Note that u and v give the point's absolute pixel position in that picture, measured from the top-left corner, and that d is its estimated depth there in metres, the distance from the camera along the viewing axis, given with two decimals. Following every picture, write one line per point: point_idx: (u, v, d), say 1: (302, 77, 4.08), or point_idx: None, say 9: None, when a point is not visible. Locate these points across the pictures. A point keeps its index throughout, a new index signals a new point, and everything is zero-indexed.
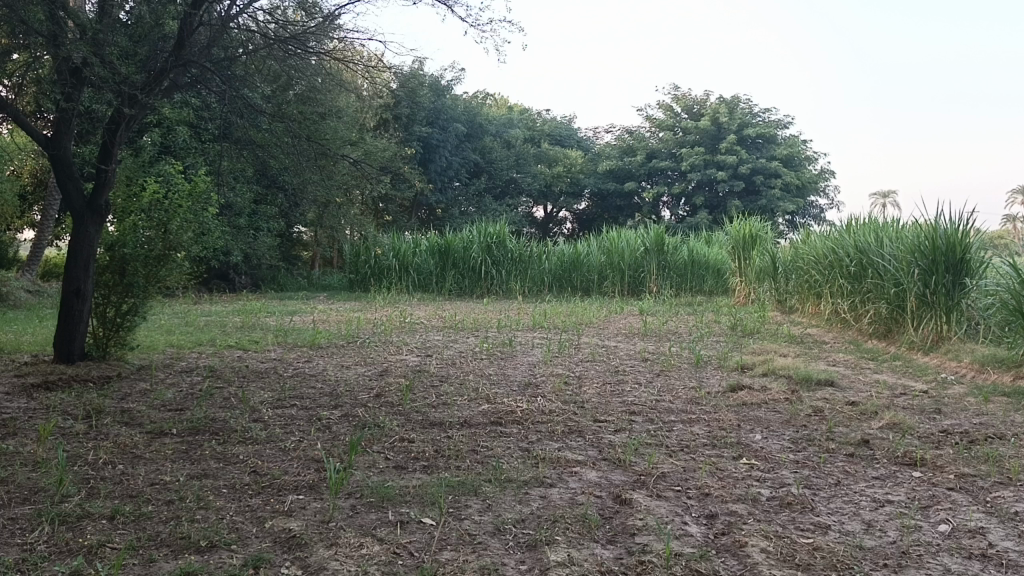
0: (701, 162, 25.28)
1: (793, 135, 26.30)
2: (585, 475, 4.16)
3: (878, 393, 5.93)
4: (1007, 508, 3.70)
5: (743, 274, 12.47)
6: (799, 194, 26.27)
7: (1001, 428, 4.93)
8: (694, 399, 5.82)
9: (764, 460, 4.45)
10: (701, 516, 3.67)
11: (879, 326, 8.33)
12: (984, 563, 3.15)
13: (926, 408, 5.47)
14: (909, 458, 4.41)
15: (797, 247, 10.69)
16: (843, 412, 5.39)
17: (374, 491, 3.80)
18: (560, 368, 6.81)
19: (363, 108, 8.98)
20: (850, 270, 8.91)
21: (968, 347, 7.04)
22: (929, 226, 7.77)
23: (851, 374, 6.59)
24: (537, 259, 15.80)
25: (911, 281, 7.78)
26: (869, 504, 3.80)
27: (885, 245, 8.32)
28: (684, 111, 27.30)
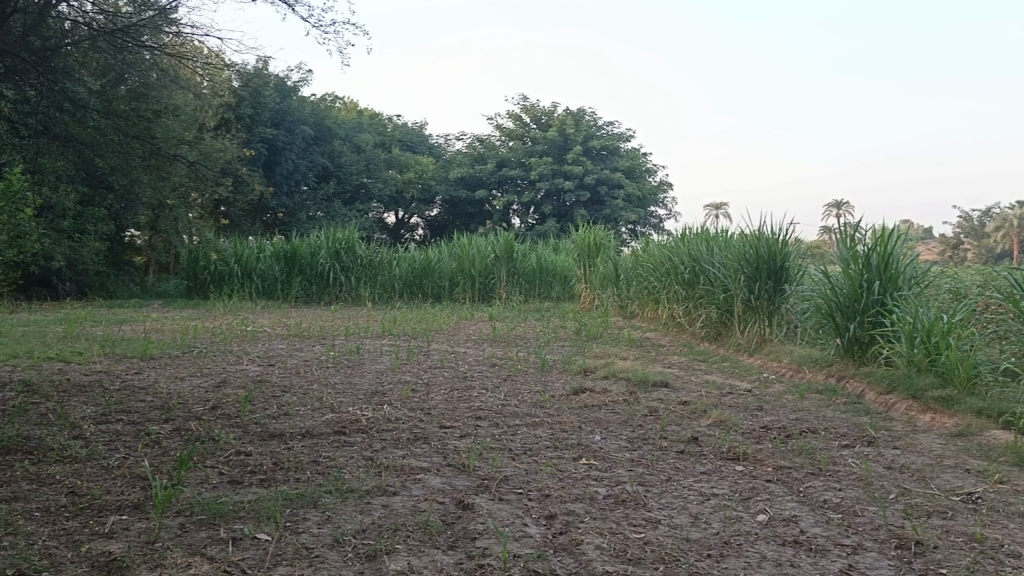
0: (549, 172, 25.91)
1: (635, 148, 27.49)
2: (428, 481, 4.16)
3: (708, 392, 6.29)
4: (817, 496, 4.02)
5: (587, 281, 12.88)
6: (641, 204, 27.46)
7: (813, 423, 5.35)
8: (539, 402, 5.95)
9: (602, 460, 4.61)
10: (541, 517, 3.75)
11: (709, 329, 8.82)
12: (796, 549, 3.39)
13: (749, 406, 5.85)
14: (733, 453, 4.71)
15: (637, 256, 11.18)
16: (676, 411, 5.68)
17: (205, 508, 3.63)
18: (408, 375, 6.78)
19: (201, 107, 8.62)
20: (684, 277, 9.43)
21: (787, 348, 7.59)
22: (753, 235, 8.36)
23: (684, 375, 6.95)
24: (387, 266, 15.67)
25: (737, 287, 8.34)
26: (696, 498, 4.02)
27: (715, 253, 8.87)
28: (533, 121, 27.92)
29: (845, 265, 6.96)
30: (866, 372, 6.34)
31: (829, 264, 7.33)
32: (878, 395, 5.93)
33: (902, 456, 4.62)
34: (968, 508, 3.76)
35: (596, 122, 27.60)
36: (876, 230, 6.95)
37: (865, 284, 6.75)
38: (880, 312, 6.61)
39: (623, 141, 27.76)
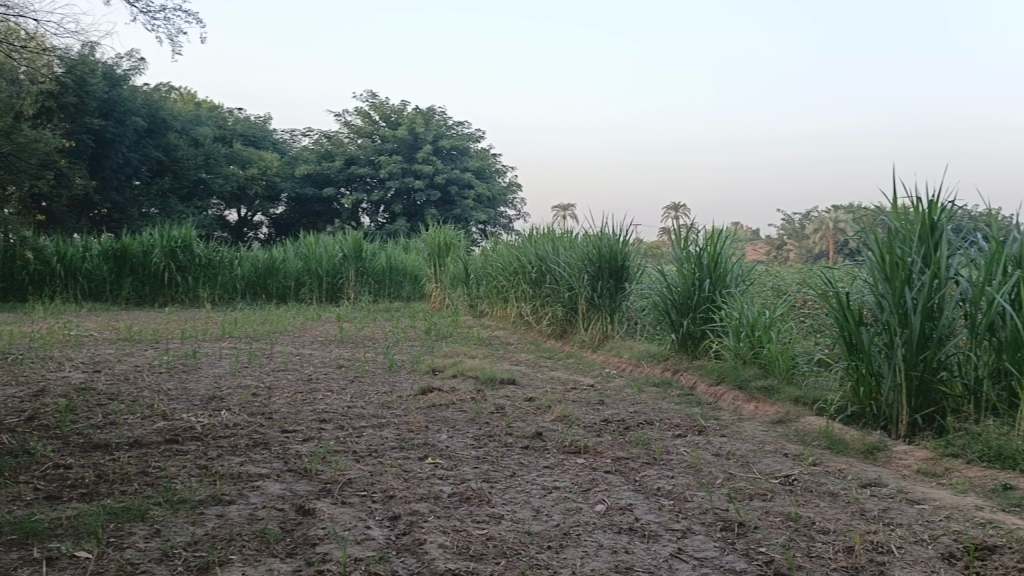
0: (399, 171, 25.69)
1: (484, 150, 27.81)
2: (268, 488, 4.03)
3: (553, 388, 6.45)
4: (652, 484, 4.21)
5: (437, 280, 12.88)
6: (490, 205, 27.79)
7: (650, 414, 5.60)
8: (386, 403, 5.90)
9: (448, 458, 4.63)
10: (384, 518, 3.71)
11: (555, 327, 9.04)
12: (631, 536, 3.54)
13: (591, 400, 6.06)
14: (575, 446, 4.85)
15: (487, 255, 11.31)
16: (521, 408, 5.78)
17: (16, 527, 3.34)
18: (249, 378, 6.54)
19: (13, 93, 7.93)
20: (531, 276, 9.63)
21: (628, 344, 7.89)
22: (595, 236, 8.66)
23: (530, 372, 7.08)
24: (227, 266, 15.05)
25: (581, 286, 8.60)
26: (539, 492, 4.11)
27: (561, 252, 9.12)
28: (383, 118, 27.60)
29: (679, 265, 7.33)
30: (698, 365, 6.70)
31: (664, 264, 7.70)
32: (709, 387, 6.28)
33: (729, 443, 4.91)
34: (785, 490, 4.05)
35: (446, 122, 27.68)
36: (706, 232, 7.37)
37: (696, 282, 7.16)
38: (709, 308, 7.03)
39: (473, 141, 27.98)
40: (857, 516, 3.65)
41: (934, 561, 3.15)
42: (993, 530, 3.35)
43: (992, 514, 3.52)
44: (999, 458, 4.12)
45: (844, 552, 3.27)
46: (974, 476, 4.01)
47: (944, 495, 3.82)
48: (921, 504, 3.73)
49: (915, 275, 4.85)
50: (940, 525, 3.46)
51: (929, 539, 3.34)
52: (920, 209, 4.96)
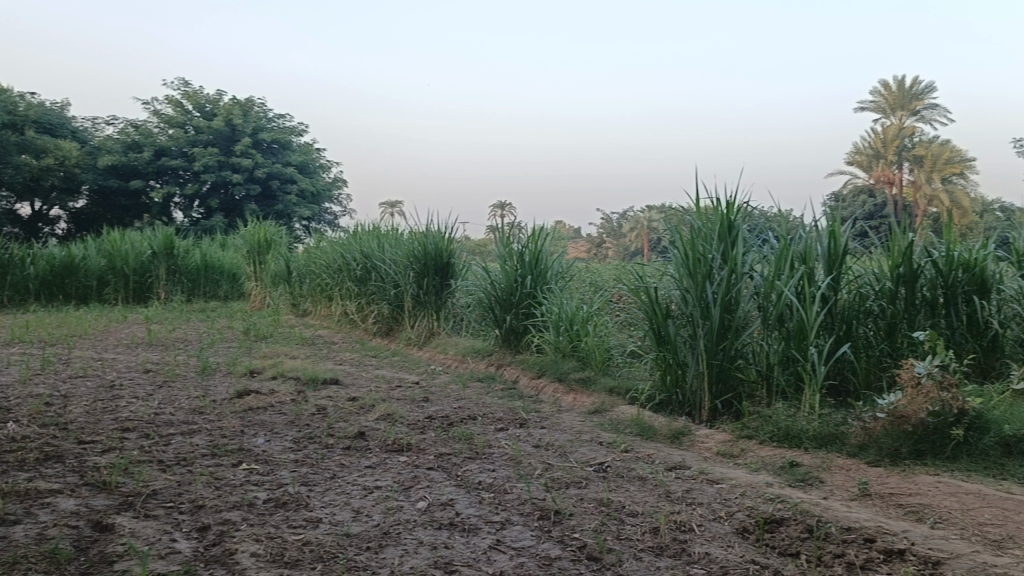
0: (215, 163, 24.46)
1: (307, 144, 27.06)
2: (61, 505, 3.70)
3: (376, 387, 6.38)
4: (473, 478, 4.26)
5: (257, 278, 12.37)
6: (315, 200, 27.06)
7: (474, 409, 5.67)
8: (198, 408, 5.59)
9: (264, 463, 4.45)
10: (192, 530, 3.52)
11: (381, 324, 8.95)
12: (451, 531, 3.56)
13: (415, 397, 6.04)
14: (398, 444, 4.82)
15: (310, 253, 11.02)
16: (344, 408, 5.67)
17: None
18: (41, 387, 5.98)
19: None
20: (356, 274, 9.47)
21: (453, 340, 7.94)
22: (421, 233, 8.66)
23: (354, 371, 6.95)
24: (18, 264, 13.68)
25: (406, 283, 8.56)
26: (358, 493, 4.04)
27: (386, 250, 9.03)
28: (196, 108, 26.11)
29: (502, 262, 7.49)
30: (521, 360, 6.85)
31: (488, 261, 7.83)
32: (531, 380, 6.44)
33: (548, 434, 5.06)
34: (599, 476, 4.23)
35: (266, 114, 26.66)
36: (527, 230, 7.57)
37: (518, 278, 7.33)
38: (531, 304, 7.22)
39: (295, 135, 27.12)
40: (663, 498, 3.86)
41: (729, 536, 3.38)
42: (781, 504, 3.65)
43: (779, 489, 3.83)
44: (787, 437, 4.50)
45: (650, 533, 3.45)
46: (765, 455, 4.36)
47: (740, 474, 4.12)
48: (720, 484, 4.00)
49: (714, 271, 5.22)
50: (736, 502, 3.73)
51: (726, 516, 3.58)
52: (719, 209, 5.34)
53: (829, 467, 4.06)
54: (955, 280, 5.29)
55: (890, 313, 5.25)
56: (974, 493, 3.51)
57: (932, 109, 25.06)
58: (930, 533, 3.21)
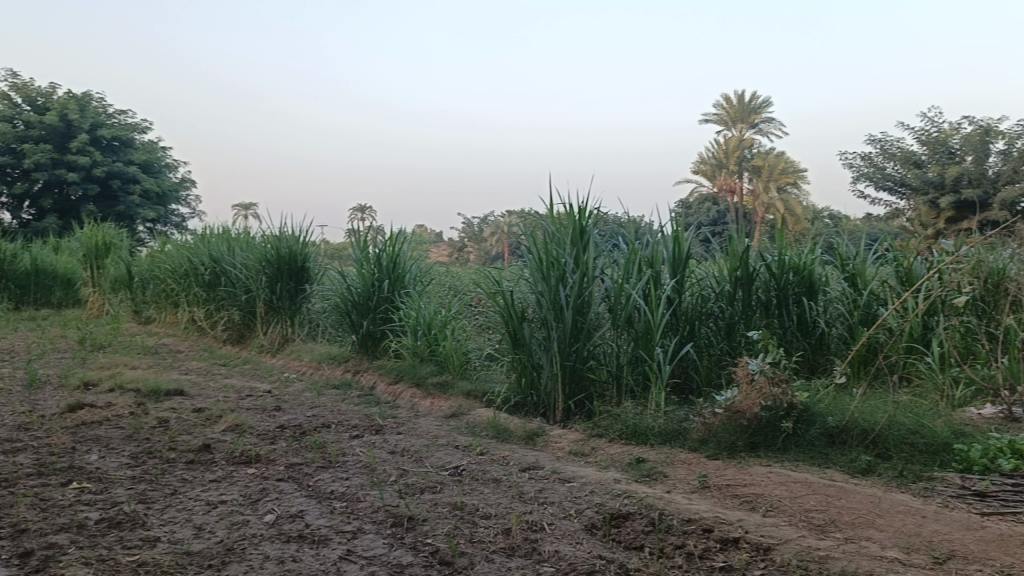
0: (48, 161, 22.75)
1: (153, 142, 25.65)
2: None
3: (225, 397, 6.11)
4: (325, 488, 4.16)
5: (94, 284, 11.60)
6: (161, 202, 25.67)
7: (328, 417, 5.53)
8: (23, 424, 5.16)
9: (97, 481, 4.16)
10: (12, 557, 3.24)
11: (232, 332, 8.61)
12: (299, 543, 3.45)
13: (266, 406, 5.83)
14: (246, 456, 4.64)
15: (154, 257, 10.44)
16: (188, 419, 5.40)
17: None
18: None
19: None
20: (204, 278, 9.05)
21: (308, 346, 7.74)
22: (274, 236, 8.40)
23: (201, 381, 6.64)
24: None
25: (258, 288, 8.27)
26: (202, 508, 3.85)
27: (236, 254, 8.69)
28: (26, 101, 24.18)
29: (358, 266, 7.36)
30: (378, 365, 6.77)
31: (344, 265, 7.68)
32: (388, 385, 6.37)
33: (403, 440, 5.01)
34: (453, 480, 4.23)
35: (107, 110, 25.05)
36: (385, 234, 7.49)
37: (375, 283, 7.24)
38: (388, 308, 7.16)
39: (139, 133, 25.64)
40: (516, 499, 3.90)
41: (578, 533, 3.46)
42: (627, 499, 3.77)
43: (626, 485, 3.96)
44: (635, 435, 4.67)
45: (502, 534, 3.47)
46: (614, 453, 4.50)
47: (590, 471, 4.23)
48: (571, 482, 4.09)
49: (567, 274, 5.33)
50: (585, 500, 3.82)
51: (575, 514, 3.66)
52: (571, 214, 5.46)
53: (672, 462, 4.24)
54: (786, 282, 5.67)
55: (728, 313, 5.52)
56: (801, 482, 3.76)
57: (769, 124, 26.84)
58: (762, 521, 3.41)
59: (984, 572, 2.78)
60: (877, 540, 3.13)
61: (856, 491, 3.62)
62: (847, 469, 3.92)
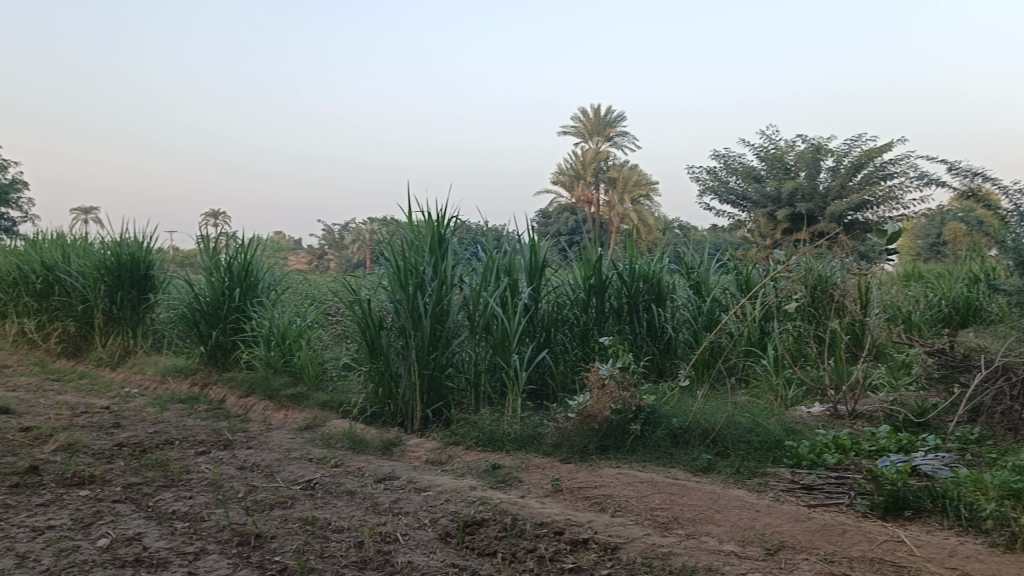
0: None
1: None
2: None
3: (56, 414, 5.69)
4: (167, 508, 3.94)
5: None
6: None
7: (172, 433, 5.26)
8: None
9: None
10: None
11: (66, 344, 8.03)
12: (136, 568, 3.25)
13: (104, 423, 5.47)
14: (79, 477, 4.33)
15: None
16: (13, 440, 4.98)
17: None
18: None
19: None
20: (35, 288, 8.40)
21: (152, 359, 7.33)
22: (114, 242, 7.91)
23: (30, 399, 6.15)
24: None
25: (97, 297, 7.76)
26: (26, 536, 3.56)
27: (72, 261, 8.12)
28: None
29: (207, 274, 7.05)
30: (229, 378, 6.50)
31: (192, 272, 7.33)
32: (238, 399, 6.13)
33: (253, 454, 4.83)
34: (305, 495, 4.11)
35: None
36: (236, 240, 7.22)
37: (225, 291, 6.96)
38: (239, 318, 6.91)
39: None
40: (369, 511, 3.84)
41: (432, 542, 3.44)
42: (482, 506, 3.79)
43: (481, 492, 3.98)
44: (491, 441, 4.70)
45: (355, 548, 3.40)
46: (470, 460, 4.51)
47: (446, 479, 4.22)
48: (426, 491, 4.06)
49: (425, 282, 5.31)
50: (440, 508, 3.80)
51: (429, 523, 3.64)
52: (430, 222, 5.44)
53: (526, 467, 4.30)
54: (637, 290, 5.90)
55: (582, 320, 5.69)
56: (648, 482, 3.90)
57: (623, 137, 27.84)
58: (610, 521, 3.51)
59: (810, 560, 2.97)
60: (716, 535, 3.28)
61: (698, 489, 3.79)
62: (690, 467, 4.11)
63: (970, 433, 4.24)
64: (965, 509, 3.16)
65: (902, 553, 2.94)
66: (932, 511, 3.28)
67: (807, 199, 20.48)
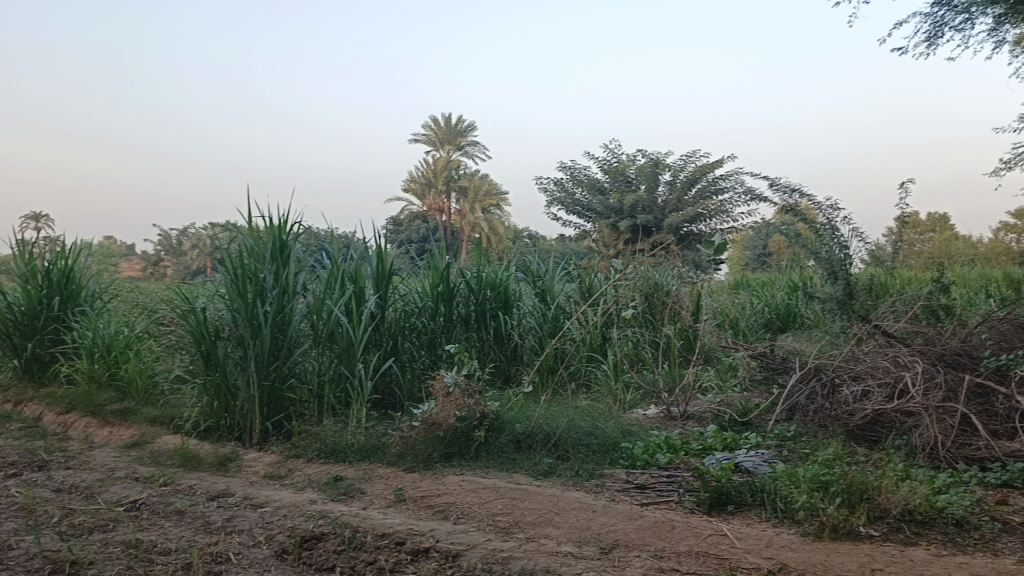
0: None
1: None
2: None
3: None
4: None
5: None
6: None
7: None
8: None
9: None
10: None
11: None
12: None
13: None
14: None
15: None
16: None
17: None
18: None
19: None
20: None
21: None
22: None
23: None
24: None
25: None
26: None
27: None
28: None
29: (22, 281, 6.50)
30: (46, 393, 6.02)
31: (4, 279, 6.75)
32: (57, 416, 5.68)
33: (72, 475, 4.48)
34: (129, 516, 3.85)
35: None
36: (56, 245, 6.71)
37: (43, 300, 6.45)
38: (59, 329, 6.42)
39: None
40: (201, 531, 3.65)
41: (268, 560, 3.32)
42: (322, 519, 3.68)
43: (321, 505, 3.87)
44: (333, 453, 4.60)
45: (183, 570, 3.22)
46: (311, 473, 4.38)
47: (284, 494, 4.08)
48: (263, 507, 3.91)
49: (266, 290, 5.12)
50: (277, 524, 3.67)
51: (265, 540, 3.50)
52: (271, 227, 5.25)
53: (369, 477, 4.23)
54: (484, 298, 5.96)
55: (430, 328, 5.67)
56: (490, 488, 3.94)
57: (473, 145, 28.10)
58: (452, 529, 3.50)
59: (641, 557, 3.09)
60: (555, 537, 3.35)
61: (538, 492, 3.86)
62: (532, 472, 4.18)
63: (787, 430, 4.57)
64: (780, 501, 3.38)
65: (724, 545, 3.12)
66: (752, 505, 3.50)
67: (647, 211, 21.45)
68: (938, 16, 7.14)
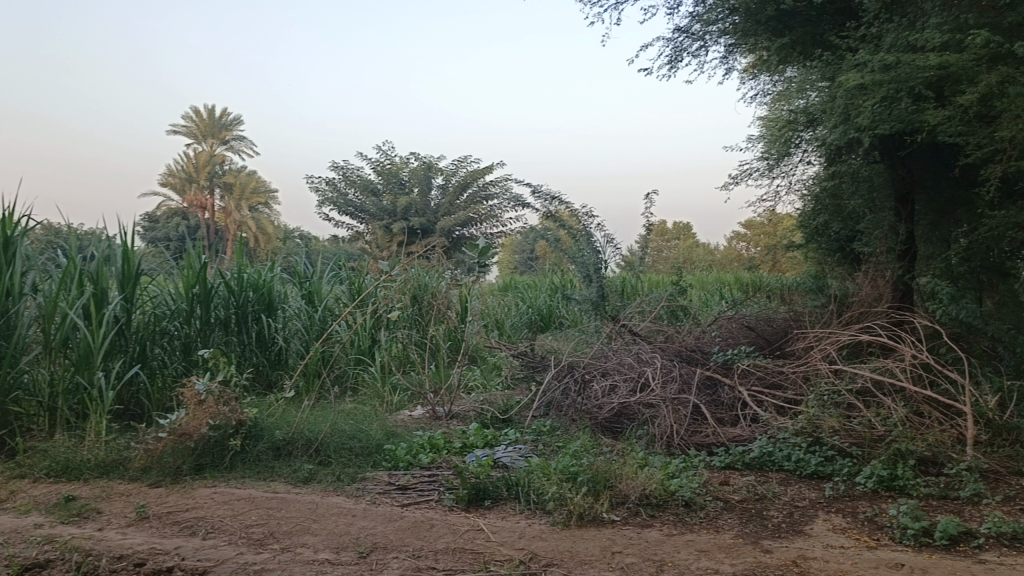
0: None
1: None
2: None
3: None
4: None
5: None
6: None
7: None
8: None
9: None
10: None
11: None
12: None
13: None
14: None
15: None
16: None
17: None
18: None
19: None
20: None
21: None
22: None
23: None
24: None
25: None
26: None
27: None
28: None
29: None
30: None
31: None
32: None
33: None
34: None
35: None
36: None
37: None
38: None
39: None
40: None
41: None
42: (49, 544, 3.30)
43: (48, 529, 3.48)
44: (66, 470, 4.17)
45: None
46: (38, 494, 3.94)
47: (3, 519, 3.62)
48: None
49: None
50: None
51: None
52: None
53: (107, 496, 3.87)
54: (245, 300, 5.69)
55: (184, 332, 5.29)
56: (244, 498, 3.76)
57: (238, 140, 26.80)
58: (201, 545, 3.29)
59: (399, 558, 3.08)
60: (311, 545, 3.26)
61: (296, 500, 3.74)
62: (290, 479, 4.05)
63: (543, 425, 4.78)
64: (533, 494, 3.53)
65: (480, 540, 3.19)
66: (508, 499, 3.62)
67: (420, 214, 21.64)
68: (678, 42, 7.82)
